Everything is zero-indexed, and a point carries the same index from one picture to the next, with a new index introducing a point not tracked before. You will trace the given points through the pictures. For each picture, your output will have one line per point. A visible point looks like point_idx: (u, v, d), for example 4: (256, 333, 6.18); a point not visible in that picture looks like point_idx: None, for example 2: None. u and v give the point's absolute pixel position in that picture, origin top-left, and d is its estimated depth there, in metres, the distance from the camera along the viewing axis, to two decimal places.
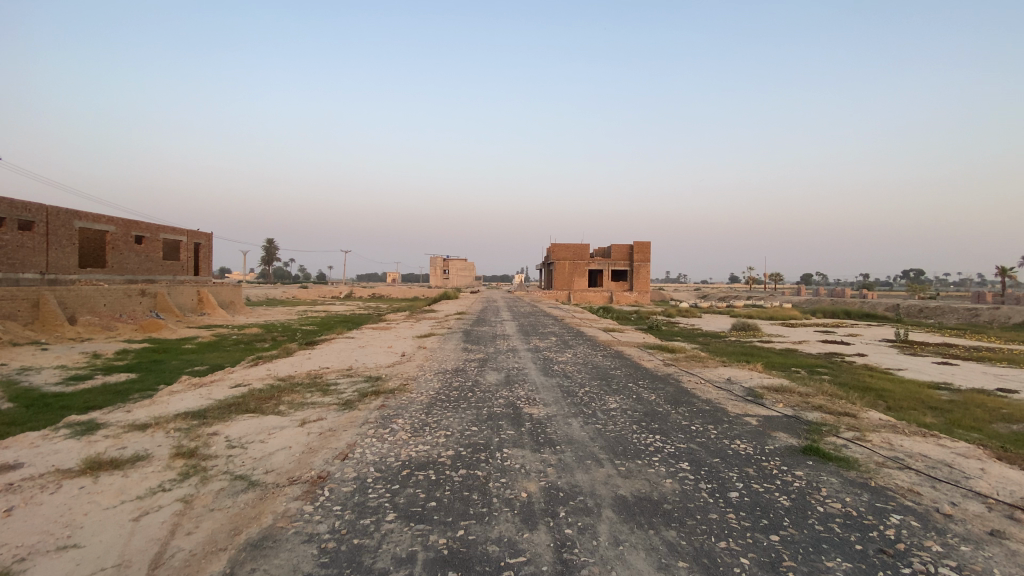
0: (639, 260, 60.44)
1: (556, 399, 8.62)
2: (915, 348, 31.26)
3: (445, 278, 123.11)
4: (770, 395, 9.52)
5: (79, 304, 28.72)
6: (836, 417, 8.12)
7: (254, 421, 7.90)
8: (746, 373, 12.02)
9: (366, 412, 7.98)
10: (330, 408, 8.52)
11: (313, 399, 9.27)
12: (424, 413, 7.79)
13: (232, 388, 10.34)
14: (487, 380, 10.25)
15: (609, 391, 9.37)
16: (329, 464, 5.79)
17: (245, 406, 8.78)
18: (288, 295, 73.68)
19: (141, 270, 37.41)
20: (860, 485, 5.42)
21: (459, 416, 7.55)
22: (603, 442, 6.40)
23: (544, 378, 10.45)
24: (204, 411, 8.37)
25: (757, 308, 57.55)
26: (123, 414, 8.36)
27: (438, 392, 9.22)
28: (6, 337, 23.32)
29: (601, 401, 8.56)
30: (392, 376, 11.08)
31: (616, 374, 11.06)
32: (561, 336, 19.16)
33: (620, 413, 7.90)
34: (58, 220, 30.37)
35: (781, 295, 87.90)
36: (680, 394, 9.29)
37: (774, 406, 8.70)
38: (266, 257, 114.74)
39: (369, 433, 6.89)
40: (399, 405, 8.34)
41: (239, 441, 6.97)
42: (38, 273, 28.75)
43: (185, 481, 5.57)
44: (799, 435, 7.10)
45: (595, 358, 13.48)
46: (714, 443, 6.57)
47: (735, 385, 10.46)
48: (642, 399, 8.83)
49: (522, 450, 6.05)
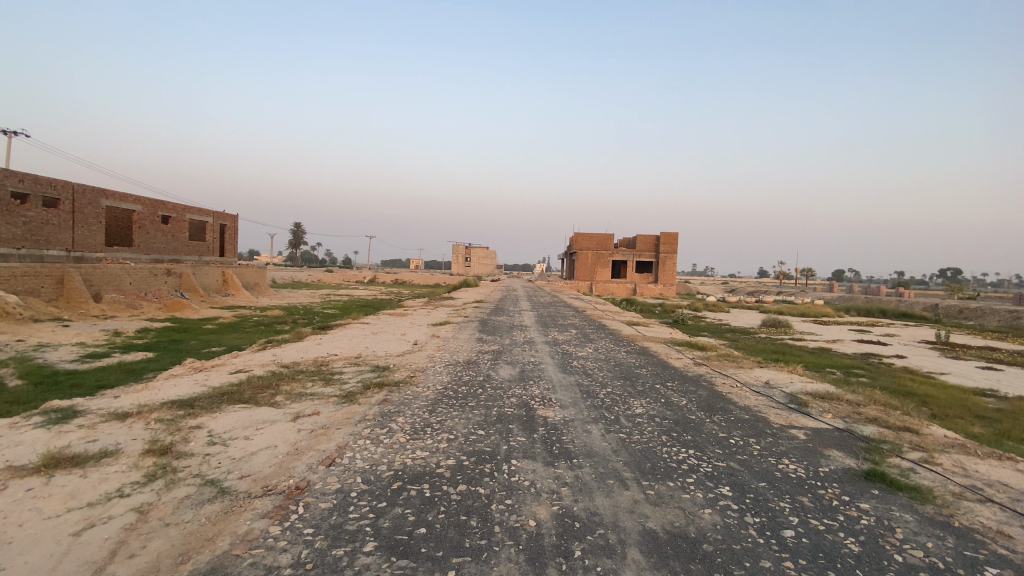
0: (665, 251, 58.73)
1: (574, 401, 7.76)
2: (956, 351, 29.49)
3: (467, 266, 122.35)
4: (815, 404, 8.53)
5: (105, 282, 28.80)
6: (894, 434, 7.09)
7: (243, 413, 7.23)
8: (784, 376, 10.94)
9: (365, 408, 7.23)
10: (329, 401, 7.82)
11: (312, 390, 8.58)
12: (427, 411, 7.00)
13: (231, 374, 9.76)
14: (500, 375, 9.46)
15: (634, 393, 8.48)
16: (311, 470, 5.02)
17: (239, 395, 8.16)
18: (311, 278, 74.08)
19: (167, 250, 37.54)
20: (940, 523, 4.44)
21: (465, 416, 6.75)
22: (628, 457, 5.53)
23: (562, 376, 9.60)
24: (192, 400, 7.77)
25: (786, 304, 55.49)
26: (108, 401, 7.82)
27: (445, 387, 8.42)
28: (29, 313, 23.39)
29: (625, 405, 7.70)
30: (400, 367, 10.36)
31: (642, 374, 10.13)
32: (582, 329, 18.20)
33: (646, 420, 7.01)
34: (84, 198, 30.41)
35: (812, 291, 85.03)
36: (714, 400, 8.36)
37: (822, 418, 7.72)
38: (292, 241, 115.65)
39: (364, 433, 6.11)
40: (401, 401, 7.57)
41: (222, 437, 6.29)
42: (64, 250, 28.89)
43: (148, 486, 4.93)
44: (859, 456, 6.13)
45: (619, 354, 12.53)
46: (758, 463, 5.66)
47: (776, 391, 9.44)
48: (672, 404, 7.94)
49: (533, 463, 5.22)
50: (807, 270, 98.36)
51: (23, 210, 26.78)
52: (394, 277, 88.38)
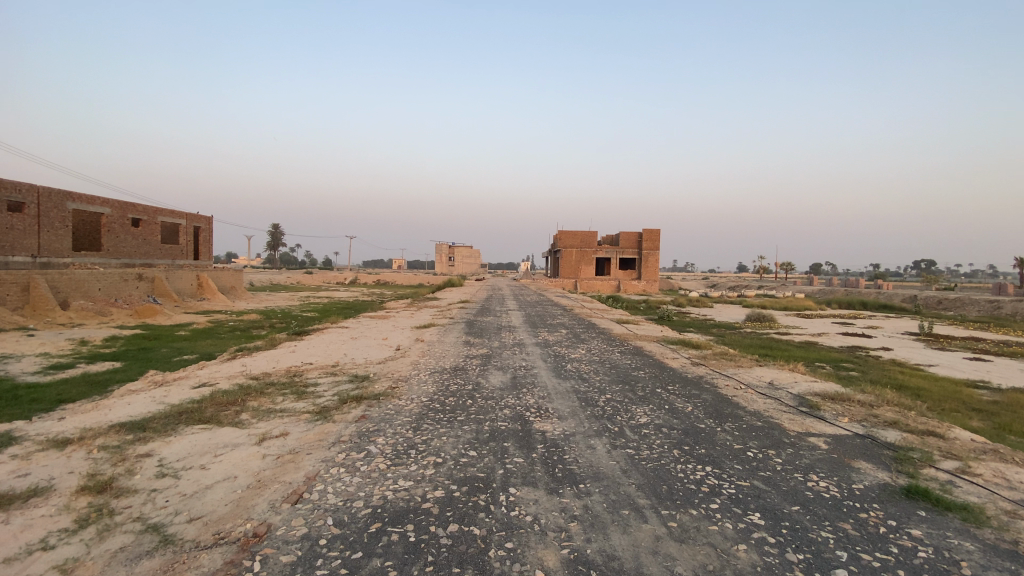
0: (648, 248, 58.45)
1: (573, 411, 7.07)
2: (941, 342, 29.51)
3: (450, 265, 121.20)
4: (827, 406, 7.97)
5: (73, 288, 27.43)
6: (919, 440, 6.54)
7: (202, 437, 6.41)
8: (787, 375, 10.38)
9: (341, 427, 6.45)
10: (300, 419, 7.02)
11: (282, 406, 7.77)
12: (411, 429, 6.26)
13: (195, 389, 8.89)
14: (489, 382, 8.73)
15: (634, 399, 7.82)
16: (272, 511, 4.26)
17: (200, 414, 7.33)
18: (291, 280, 72.45)
19: (138, 254, 36.08)
20: (1007, 553, 3.85)
21: (454, 435, 6.01)
22: (640, 479, 4.85)
23: (556, 381, 8.92)
24: (145, 421, 6.92)
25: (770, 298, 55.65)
26: (49, 424, 6.92)
27: (431, 399, 7.67)
28: None
29: (629, 414, 7.03)
30: (380, 376, 9.58)
31: (640, 377, 9.48)
32: (571, 328, 17.56)
33: (653, 431, 6.35)
34: (50, 202, 28.94)
35: (792, 284, 85.68)
36: (721, 405, 7.74)
37: (838, 422, 7.16)
38: (272, 244, 113.38)
39: (337, 458, 5.35)
40: (381, 417, 6.80)
41: (173, 467, 5.49)
42: (29, 256, 27.47)
43: (77, 535, 4.11)
44: (890, 468, 5.55)
45: (613, 355, 11.91)
46: (784, 481, 5.03)
47: (784, 392, 8.86)
48: (677, 411, 7.31)
49: (534, 491, 4.53)
50: (787, 264, 99.12)
51: None
52: (376, 277, 86.79)
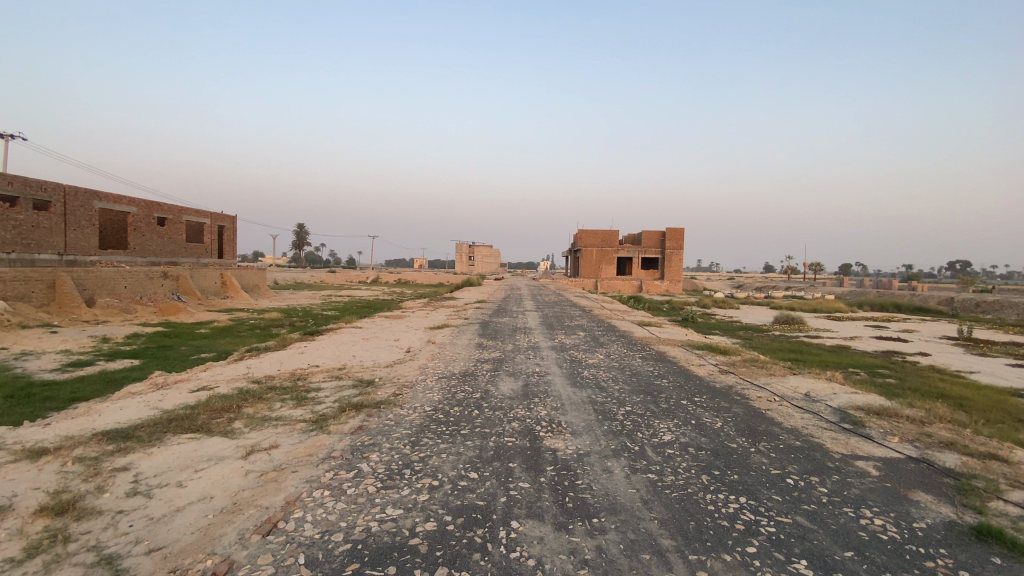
0: (671, 247, 57.26)
1: (588, 425, 6.45)
2: (981, 347, 27.98)
3: (470, 264, 121.11)
4: (873, 423, 7.17)
5: (98, 286, 27.68)
6: (981, 465, 5.73)
7: (186, 448, 5.95)
8: (824, 386, 9.56)
9: (335, 440, 5.93)
10: (294, 429, 6.52)
11: (278, 414, 7.28)
12: (409, 444, 5.70)
13: (193, 393, 8.49)
14: (499, 391, 8.14)
15: (657, 413, 7.15)
16: (240, 543, 3.74)
17: (191, 421, 6.89)
18: (312, 279, 72.96)
19: (163, 252, 36.38)
20: None
21: (455, 453, 5.42)
22: (663, 514, 4.21)
23: (571, 390, 8.29)
24: (131, 430, 6.49)
25: (798, 299, 54.13)
26: (33, 432, 6.54)
27: (434, 408, 7.10)
28: (16, 319, 22.29)
29: (651, 431, 6.37)
30: (386, 381, 9.05)
31: (663, 387, 8.79)
32: (590, 331, 16.88)
33: (678, 453, 5.69)
34: (76, 201, 29.24)
35: (820, 285, 83.42)
36: (753, 420, 7.03)
37: (887, 443, 6.38)
38: (296, 243, 114.66)
39: (324, 478, 4.82)
40: (379, 429, 6.25)
41: (149, 484, 5.04)
42: (56, 254, 27.78)
43: (20, 569, 3.63)
44: (952, 501, 4.79)
45: (635, 361, 11.21)
46: (832, 518, 4.33)
47: (822, 406, 8.08)
48: (705, 427, 6.63)
49: (540, 526, 3.92)
50: (814, 264, 96.39)
51: (13, 214, 25.64)
52: (397, 276, 87.07)
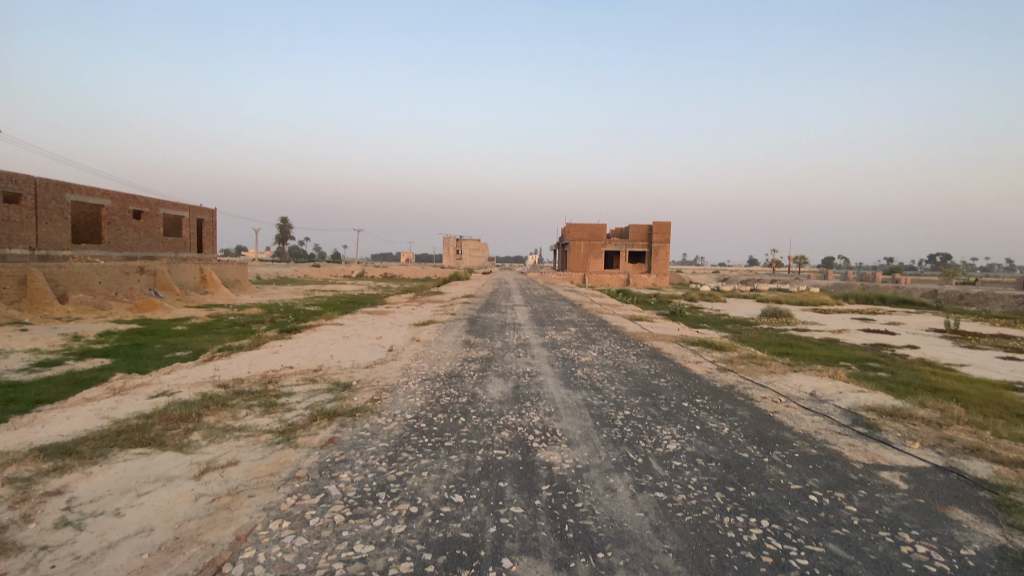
0: (659, 241, 56.97)
1: (585, 434, 5.86)
2: (969, 339, 27.96)
3: (457, 258, 120.31)
4: (888, 428, 6.70)
5: (71, 282, 26.53)
6: (1015, 475, 5.23)
7: (134, 467, 5.25)
8: (828, 384, 9.10)
9: (302, 455, 5.27)
10: (257, 442, 5.85)
11: (242, 423, 6.60)
12: (386, 459, 5.07)
13: (153, 400, 7.75)
14: (487, 394, 7.52)
15: (658, 418, 6.58)
16: None
17: (144, 433, 6.17)
18: (295, 274, 71.58)
19: (140, 247, 35.15)
20: None
21: (438, 470, 4.79)
22: (678, 545, 3.63)
23: (564, 392, 7.69)
24: (73, 444, 5.75)
25: (783, 292, 54.31)
26: None
27: (416, 416, 6.46)
28: None
29: (654, 439, 5.79)
30: (364, 384, 8.39)
31: (662, 387, 8.23)
32: (581, 327, 16.35)
33: (685, 465, 5.13)
34: (48, 193, 27.96)
35: (806, 278, 83.79)
36: (762, 425, 6.49)
37: (908, 451, 5.89)
38: (280, 237, 112.79)
39: (284, 507, 4.15)
40: (352, 442, 5.59)
41: (82, 512, 4.34)
42: (27, 249, 26.55)
43: None
44: (996, 520, 4.27)
45: (629, 359, 10.67)
46: (869, 545, 3.77)
47: (831, 407, 7.59)
48: (712, 434, 6.07)
49: (536, 566, 3.32)
50: (799, 257, 96.86)
51: None
52: (383, 271, 85.85)
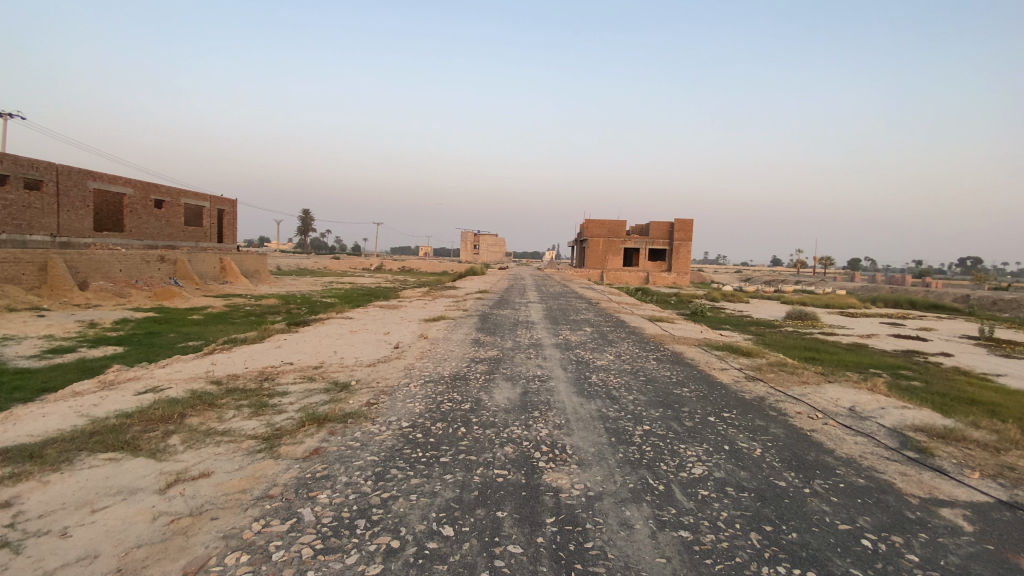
0: (680, 238, 55.74)
1: (598, 452, 5.22)
2: (1005, 347, 26.57)
3: (475, 253, 120.13)
4: (941, 452, 5.96)
5: (92, 268, 26.58)
6: None
7: (98, 474, 4.75)
8: (866, 398, 8.33)
9: (281, 469, 4.71)
10: (238, 450, 5.33)
11: (227, 427, 6.07)
12: (372, 478, 4.49)
13: (141, 396, 7.28)
14: (493, 401, 6.91)
15: (682, 435, 5.90)
16: None
17: (120, 435, 5.67)
18: (314, 265, 71.88)
19: (161, 236, 35.23)
20: None
21: (428, 494, 4.19)
22: None
23: (577, 402, 7.04)
24: (40, 447, 5.27)
25: (808, 294, 52.55)
26: None
27: (413, 425, 5.88)
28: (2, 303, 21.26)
29: (677, 461, 5.14)
30: (363, 385, 7.85)
31: (685, 398, 7.53)
32: (598, 327, 15.66)
33: (714, 495, 4.46)
34: (70, 180, 28.04)
35: (831, 280, 81.41)
36: (799, 447, 5.78)
37: (968, 481, 5.16)
38: (301, 229, 113.56)
39: (247, 537, 3.57)
40: (339, 454, 5.03)
41: (22, 530, 3.80)
42: (49, 235, 26.67)
43: None
44: None
45: (649, 364, 9.98)
46: None
47: (873, 426, 6.85)
48: (742, 456, 5.40)
49: None
50: (824, 258, 94.25)
51: (3, 193, 24.56)
52: (401, 264, 85.82)
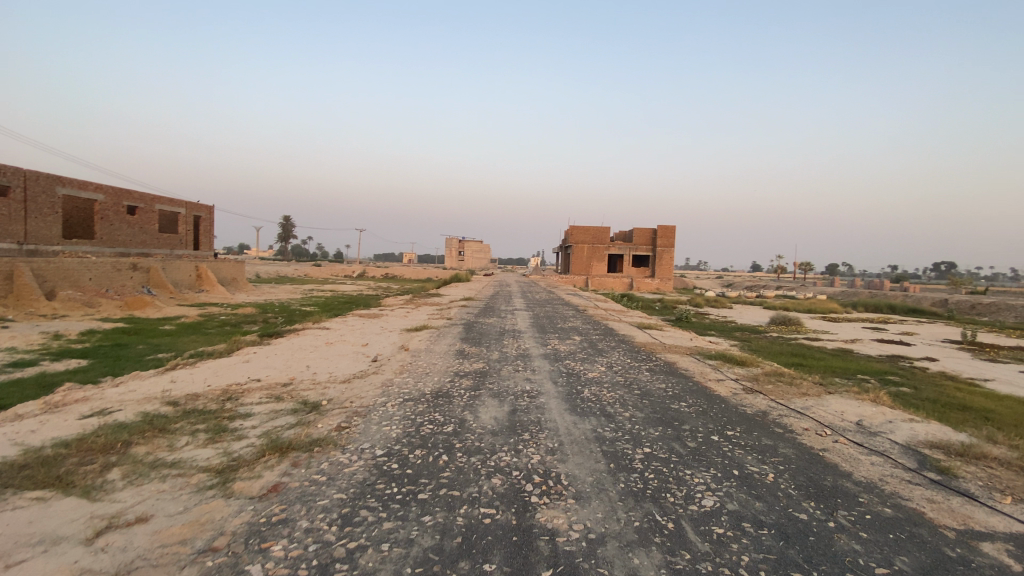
0: (663, 245, 55.77)
1: (597, 483, 4.64)
2: (988, 352, 26.67)
3: (458, 260, 119.39)
4: (964, 472, 5.49)
5: (60, 277, 25.40)
6: None
7: (13, 520, 4.03)
8: (872, 410, 7.90)
9: (230, 513, 4.03)
10: (185, 486, 4.65)
11: (177, 457, 5.38)
12: (338, 522, 3.85)
13: (86, 421, 6.53)
14: (478, 422, 6.29)
15: (687, 459, 5.34)
16: None
17: (51, 469, 4.95)
18: (295, 272, 70.48)
19: (134, 243, 33.98)
20: None
21: (403, 543, 3.57)
22: None
23: (569, 421, 6.45)
24: None
25: (791, 299, 52.83)
26: None
27: (388, 454, 5.24)
28: None
29: (684, 492, 4.59)
30: (335, 405, 7.17)
31: (685, 415, 6.98)
32: (587, 335, 15.15)
33: (731, 534, 3.91)
34: (38, 186, 26.85)
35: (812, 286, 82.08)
36: (813, 471, 5.27)
37: (1002, 507, 4.68)
38: (282, 235, 111.71)
39: None
40: (301, 491, 4.38)
41: None
42: (14, 243, 25.45)
43: None
44: None
45: (642, 376, 9.43)
46: None
47: (886, 443, 6.39)
48: (754, 483, 4.86)
49: None
50: (804, 265, 95.25)
51: None
52: (384, 271, 84.73)
